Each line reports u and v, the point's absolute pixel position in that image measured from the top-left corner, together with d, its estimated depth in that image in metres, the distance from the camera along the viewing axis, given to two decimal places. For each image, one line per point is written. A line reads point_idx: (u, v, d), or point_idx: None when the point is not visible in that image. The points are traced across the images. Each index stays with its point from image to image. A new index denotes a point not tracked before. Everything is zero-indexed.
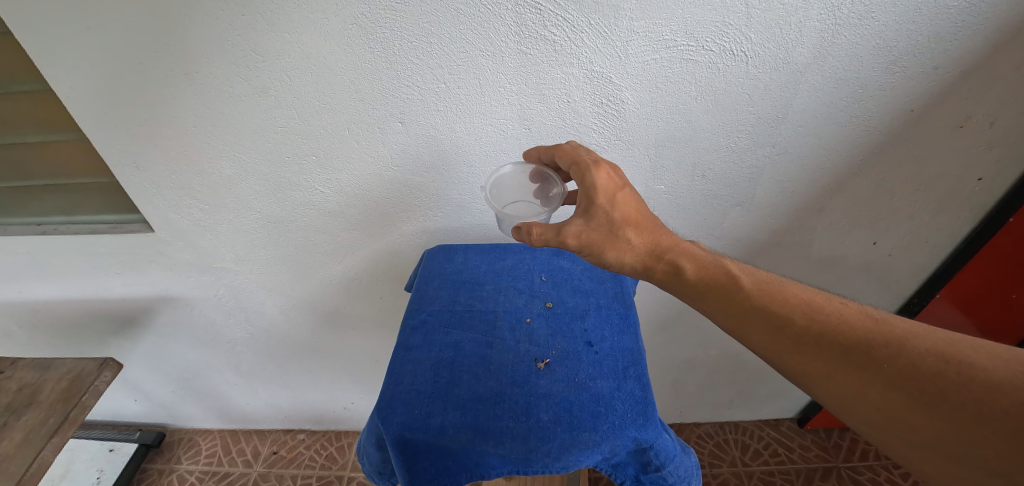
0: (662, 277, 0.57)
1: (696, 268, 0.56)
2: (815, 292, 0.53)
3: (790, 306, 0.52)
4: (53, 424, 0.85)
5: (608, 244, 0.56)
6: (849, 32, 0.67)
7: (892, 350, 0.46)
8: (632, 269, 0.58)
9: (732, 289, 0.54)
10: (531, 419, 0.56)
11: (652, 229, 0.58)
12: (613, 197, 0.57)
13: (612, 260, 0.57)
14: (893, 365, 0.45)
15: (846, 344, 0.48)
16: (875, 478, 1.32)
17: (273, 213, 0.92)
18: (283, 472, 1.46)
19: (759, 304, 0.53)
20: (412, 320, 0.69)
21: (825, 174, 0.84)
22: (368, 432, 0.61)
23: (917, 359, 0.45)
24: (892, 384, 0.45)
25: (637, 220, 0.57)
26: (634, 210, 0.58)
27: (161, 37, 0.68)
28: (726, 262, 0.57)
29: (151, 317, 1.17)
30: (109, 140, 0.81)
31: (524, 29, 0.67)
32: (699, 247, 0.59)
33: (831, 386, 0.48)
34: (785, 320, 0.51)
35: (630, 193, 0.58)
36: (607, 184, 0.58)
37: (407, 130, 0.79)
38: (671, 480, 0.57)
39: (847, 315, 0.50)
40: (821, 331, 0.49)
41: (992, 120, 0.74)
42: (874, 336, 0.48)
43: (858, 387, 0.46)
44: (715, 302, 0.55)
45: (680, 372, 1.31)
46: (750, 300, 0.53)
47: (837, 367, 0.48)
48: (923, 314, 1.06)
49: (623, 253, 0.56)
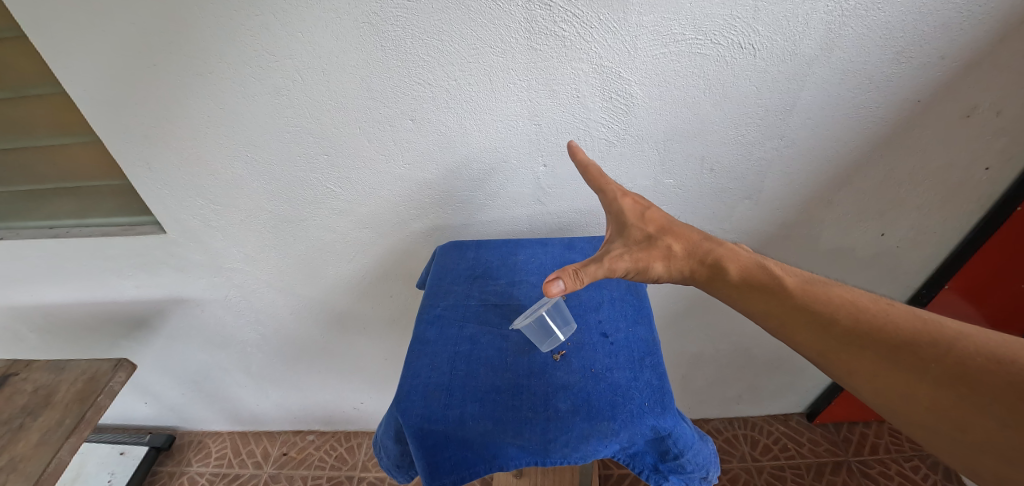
0: (708, 280, 0.57)
1: (740, 268, 0.57)
2: (859, 293, 0.53)
3: (834, 306, 0.52)
4: (69, 425, 0.85)
5: (651, 256, 0.57)
6: (856, 23, 0.67)
7: (940, 350, 0.46)
8: (678, 276, 0.58)
9: (776, 290, 0.54)
10: (549, 409, 0.57)
11: (688, 236, 0.59)
12: (643, 216, 0.61)
13: (660, 271, 0.57)
14: (941, 365, 0.45)
15: (892, 344, 0.48)
16: (886, 472, 1.32)
17: (283, 213, 0.93)
18: (294, 472, 1.46)
19: (803, 304, 0.52)
20: (426, 314, 0.70)
21: (833, 165, 0.84)
22: (386, 426, 0.61)
23: (966, 359, 0.44)
24: (940, 384, 0.44)
25: (672, 231, 0.60)
26: (666, 223, 0.61)
27: (175, 39, 0.69)
28: (767, 262, 0.57)
29: (162, 319, 1.17)
30: (122, 141, 0.82)
31: (534, 25, 0.67)
32: (740, 248, 0.60)
33: (877, 385, 0.47)
34: (829, 319, 0.51)
35: (658, 211, 0.62)
36: (636, 206, 0.63)
37: (418, 128, 0.80)
38: (690, 468, 0.57)
39: (894, 316, 0.50)
40: (866, 329, 0.49)
41: (998, 109, 0.75)
42: (921, 336, 0.47)
43: (904, 387, 0.46)
44: (758, 302, 0.55)
45: (689, 368, 1.31)
46: (794, 301, 0.53)
47: (883, 366, 0.47)
48: (930, 307, 1.06)
49: (666, 261, 0.57)
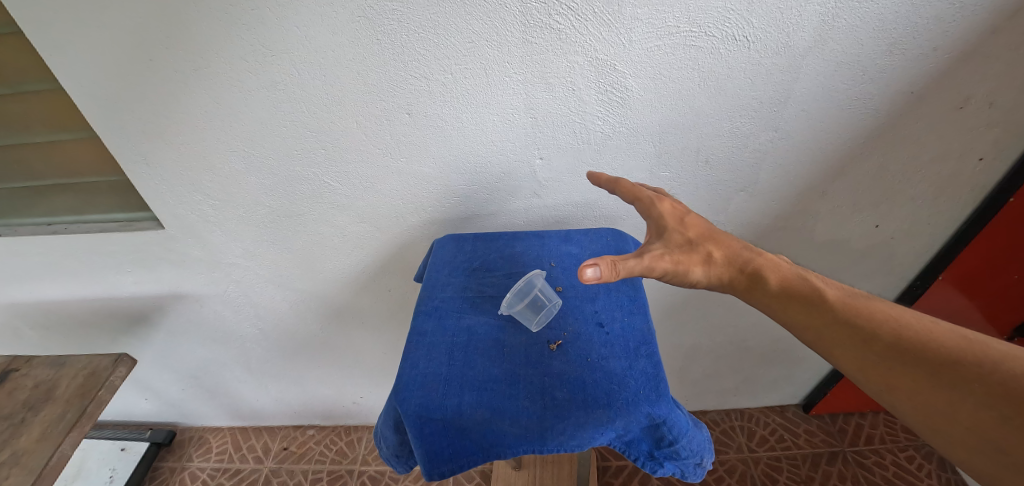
0: (746, 291, 0.58)
1: (778, 279, 0.57)
2: (904, 308, 0.52)
3: (875, 321, 0.51)
4: (70, 420, 0.86)
5: (690, 260, 0.58)
6: (849, 15, 0.68)
7: (985, 369, 0.45)
8: (715, 282, 0.59)
9: (816, 302, 0.54)
10: (545, 398, 0.57)
11: (728, 245, 0.60)
12: (683, 221, 0.62)
13: (699, 276, 0.58)
14: (983, 384, 0.44)
15: (935, 361, 0.47)
16: (881, 462, 1.34)
17: (281, 207, 0.94)
18: (294, 467, 1.47)
19: (841, 317, 0.52)
20: (424, 306, 0.70)
21: (827, 157, 0.85)
22: (385, 416, 0.62)
23: (1014, 381, 0.43)
24: (984, 404, 0.44)
25: (711, 238, 0.60)
26: (706, 229, 0.61)
27: (172, 35, 0.69)
28: (807, 275, 0.57)
29: (161, 315, 1.18)
30: (120, 137, 0.82)
31: (529, 19, 0.68)
32: (780, 259, 0.60)
33: (917, 403, 0.47)
34: (869, 333, 0.51)
35: (697, 217, 0.62)
36: (674, 211, 0.63)
37: (415, 122, 0.80)
38: (685, 455, 0.58)
39: (940, 334, 0.49)
40: (907, 346, 0.49)
41: (991, 100, 0.75)
42: (965, 356, 0.46)
43: (945, 406, 0.45)
44: (797, 314, 0.55)
45: (686, 360, 1.32)
46: (833, 313, 0.53)
47: (923, 384, 0.47)
48: (924, 298, 1.07)
49: (704, 267, 0.58)
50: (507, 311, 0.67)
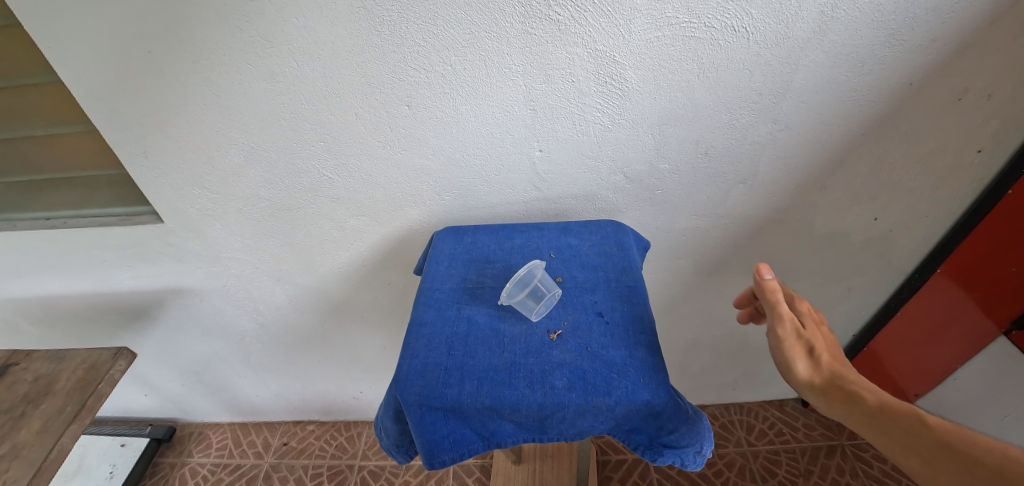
0: (840, 404, 0.58)
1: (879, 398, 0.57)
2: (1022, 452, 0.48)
3: (981, 451, 0.48)
4: (70, 412, 0.86)
5: (799, 350, 0.63)
6: (848, 6, 0.68)
7: None
8: (812, 388, 0.61)
9: (911, 423, 0.53)
10: (545, 386, 0.57)
11: (842, 361, 0.62)
12: (817, 324, 0.66)
13: (800, 371, 0.62)
14: None
15: None
16: (880, 456, 1.34)
17: (280, 200, 0.93)
18: (294, 462, 1.48)
19: (942, 441, 0.50)
20: (424, 297, 0.71)
21: (826, 149, 0.85)
22: (385, 406, 0.62)
23: None
24: None
25: (833, 351, 0.63)
26: (829, 341, 0.65)
27: (171, 26, 0.69)
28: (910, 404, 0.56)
29: (160, 310, 1.18)
30: (118, 130, 0.82)
31: (528, 9, 0.68)
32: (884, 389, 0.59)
33: None
34: (967, 458, 0.48)
35: (827, 329, 0.67)
36: (812, 314, 0.67)
37: (414, 114, 0.80)
38: (685, 443, 0.58)
39: None
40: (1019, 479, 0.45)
41: (989, 92, 0.76)
42: None
43: None
44: (888, 435, 0.53)
45: (685, 354, 1.33)
46: (932, 436, 0.51)
47: None
48: (921, 290, 1.09)
49: (811, 366, 0.61)
50: (507, 301, 0.68)
